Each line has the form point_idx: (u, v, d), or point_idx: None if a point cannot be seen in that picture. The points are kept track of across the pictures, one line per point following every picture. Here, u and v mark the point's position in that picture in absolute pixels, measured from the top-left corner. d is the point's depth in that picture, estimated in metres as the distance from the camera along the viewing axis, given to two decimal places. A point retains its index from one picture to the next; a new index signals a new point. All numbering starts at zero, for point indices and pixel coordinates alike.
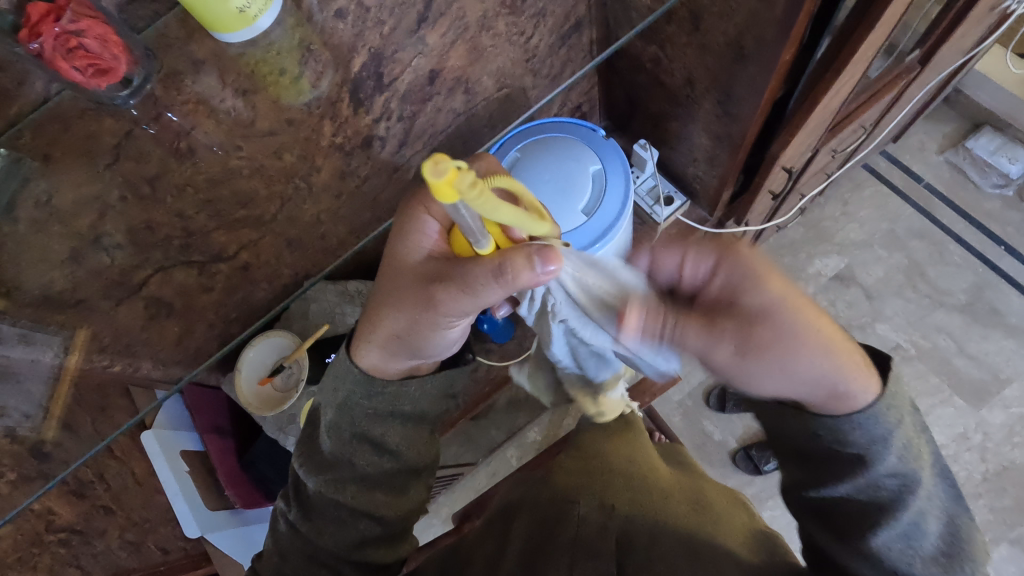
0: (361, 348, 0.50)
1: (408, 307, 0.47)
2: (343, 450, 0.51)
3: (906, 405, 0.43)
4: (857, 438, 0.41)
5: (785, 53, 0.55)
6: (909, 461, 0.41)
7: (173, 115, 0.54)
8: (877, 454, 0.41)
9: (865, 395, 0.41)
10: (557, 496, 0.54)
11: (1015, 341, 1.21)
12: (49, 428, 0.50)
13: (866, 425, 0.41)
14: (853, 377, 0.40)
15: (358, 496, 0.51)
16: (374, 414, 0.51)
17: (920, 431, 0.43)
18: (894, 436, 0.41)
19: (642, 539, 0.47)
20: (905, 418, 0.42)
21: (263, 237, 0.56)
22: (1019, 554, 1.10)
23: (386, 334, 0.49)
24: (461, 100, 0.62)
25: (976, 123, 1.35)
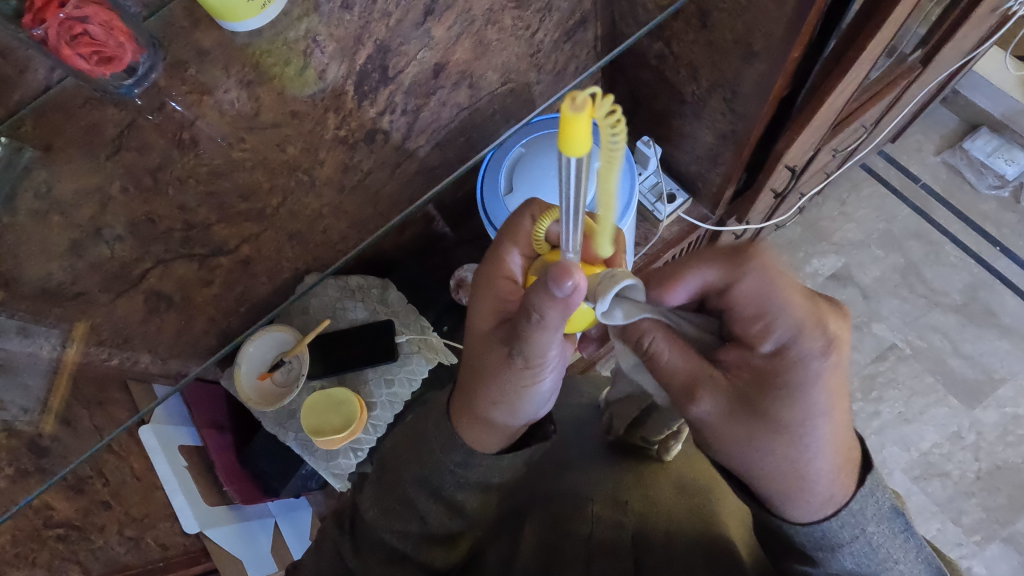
0: (459, 435, 0.49)
1: (496, 371, 0.46)
2: (410, 502, 0.51)
3: (878, 511, 0.41)
4: (816, 538, 0.41)
5: (794, 50, 0.55)
6: (871, 564, 0.41)
7: (176, 104, 0.54)
8: (836, 556, 0.41)
9: (838, 496, 0.40)
10: (571, 493, 0.59)
11: (1009, 341, 1.22)
12: (48, 421, 0.49)
13: (830, 534, 0.41)
14: (831, 476, 0.40)
15: (418, 548, 0.53)
16: (463, 483, 0.51)
17: (895, 536, 0.41)
18: (861, 539, 0.41)
19: (659, 538, 0.50)
20: (880, 524, 0.41)
21: (265, 230, 0.53)
22: (1012, 553, 1.11)
23: (480, 410, 0.48)
24: (466, 95, 0.58)
25: (973, 124, 1.35)
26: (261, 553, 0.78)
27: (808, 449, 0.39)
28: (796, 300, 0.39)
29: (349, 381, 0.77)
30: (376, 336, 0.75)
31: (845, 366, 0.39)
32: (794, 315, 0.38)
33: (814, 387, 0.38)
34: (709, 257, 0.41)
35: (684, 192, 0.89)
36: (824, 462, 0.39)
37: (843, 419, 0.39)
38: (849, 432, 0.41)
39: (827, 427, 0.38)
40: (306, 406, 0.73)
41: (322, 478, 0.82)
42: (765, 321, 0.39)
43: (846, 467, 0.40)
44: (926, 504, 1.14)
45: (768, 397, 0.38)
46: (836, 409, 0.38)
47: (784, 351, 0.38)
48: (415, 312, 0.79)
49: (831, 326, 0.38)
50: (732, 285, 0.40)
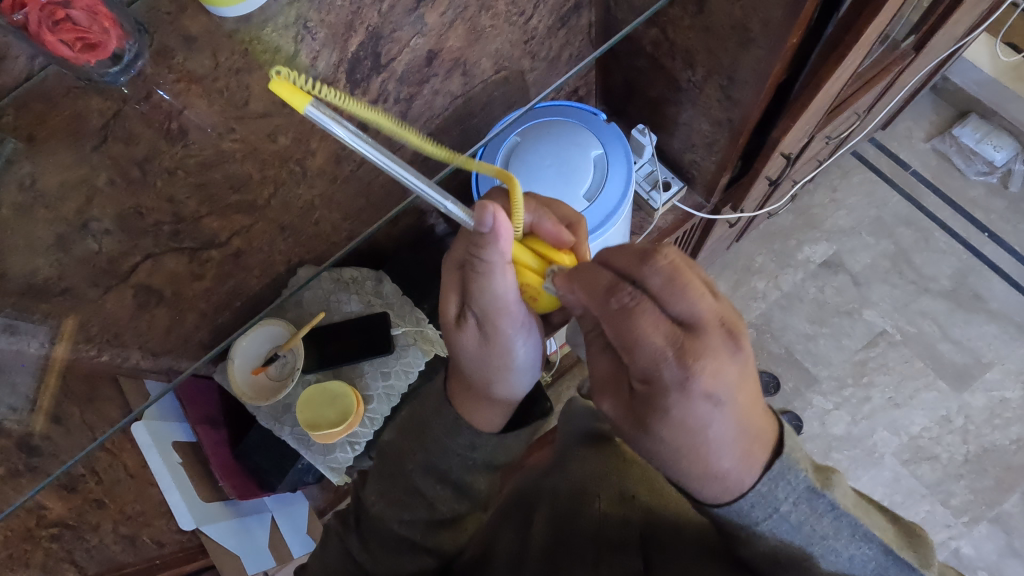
0: (461, 415, 0.51)
1: (472, 351, 0.50)
2: (418, 491, 0.53)
3: (792, 492, 0.40)
4: (741, 522, 0.41)
5: (791, 36, 0.54)
6: (796, 540, 0.41)
7: (164, 93, 0.51)
8: (757, 534, 0.41)
9: (747, 481, 0.39)
10: (576, 488, 0.56)
11: (997, 325, 1.24)
12: (38, 420, 0.47)
13: (743, 513, 0.41)
14: (741, 471, 0.39)
15: (427, 535, 0.54)
16: (471, 464, 0.53)
17: (819, 514, 0.40)
18: (777, 518, 0.40)
19: (665, 536, 0.49)
20: (798, 503, 0.40)
21: (256, 222, 0.54)
22: (999, 533, 1.13)
23: (477, 385, 0.52)
24: (458, 83, 0.60)
25: (962, 110, 1.36)
26: (257, 546, 0.79)
27: (715, 457, 0.38)
28: (653, 329, 0.36)
29: (345, 373, 0.76)
30: (372, 329, 0.75)
31: (737, 383, 0.36)
32: (685, 338, 0.35)
33: (680, 416, 0.36)
34: (621, 256, 0.38)
35: (679, 180, 0.89)
36: (731, 463, 0.38)
37: (743, 425, 0.37)
38: (760, 418, 0.39)
39: (725, 431, 0.37)
40: (302, 400, 0.73)
41: (316, 470, 0.83)
42: (628, 346, 0.37)
43: (754, 452, 0.39)
44: (916, 487, 1.16)
45: (650, 417, 0.38)
46: (732, 418, 0.37)
47: (653, 378, 0.37)
48: (410, 304, 0.79)
49: (695, 360, 0.35)
50: (641, 285, 0.37)
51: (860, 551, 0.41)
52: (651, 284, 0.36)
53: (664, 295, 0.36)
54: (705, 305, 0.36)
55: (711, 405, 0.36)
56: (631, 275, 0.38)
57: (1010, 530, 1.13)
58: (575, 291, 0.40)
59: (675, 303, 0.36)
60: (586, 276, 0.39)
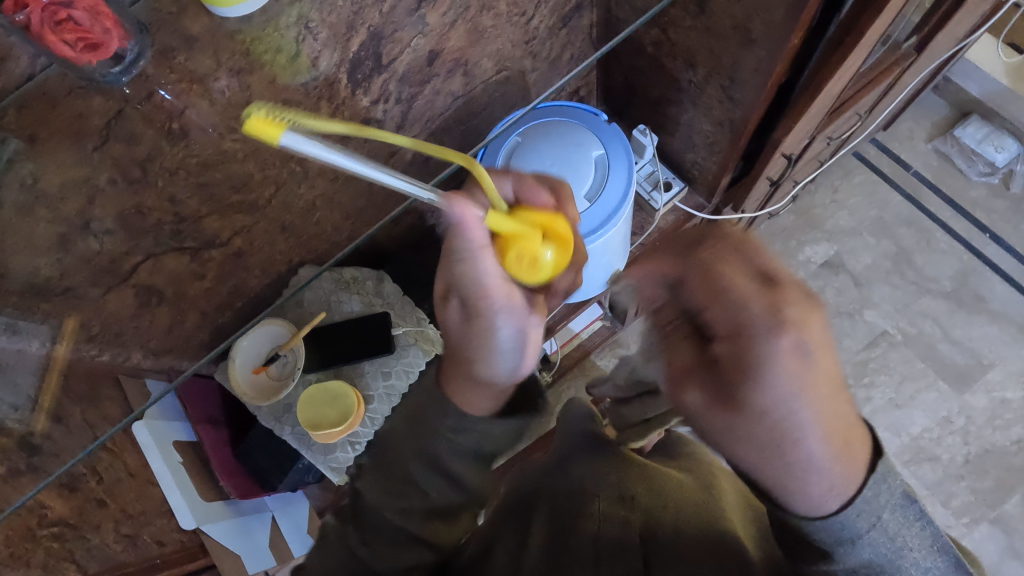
0: (446, 390, 0.58)
1: (458, 331, 0.57)
2: (411, 479, 0.56)
3: (892, 498, 0.46)
4: (835, 530, 0.46)
5: (793, 37, 0.54)
6: (887, 552, 0.45)
7: (166, 93, 0.50)
8: (856, 547, 0.45)
9: (852, 483, 0.45)
10: (575, 486, 0.57)
11: (998, 326, 1.24)
12: (40, 419, 0.47)
13: (845, 523, 0.45)
14: (835, 467, 0.43)
15: (424, 527, 0.55)
16: (457, 450, 0.57)
17: (909, 523, 0.46)
18: (866, 535, 0.45)
19: (665, 536, 0.49)
20: (894, 511, 0.46)
21: (257, 223, 0.56)
22: (999, 534, 1.13)
23: (462, 365, 0.58)
24: (459, 83, 0.61)
25: (964, 111, 1.36)
26: (258, 546, 0.79)
27: (807, 457, 0.43)
28: (739, 287, 0.41)
29: (345, 373, 0.76)
30: (372, 331, 0.76)
31: (812, 355, 0.41)
32: (773, 294, 0.41)
33: (785, 386, 0.40)
34: (686, 234, 0.46)
35: (680, 180, 0.89)
36: (817, 453, 0.42)
37: (828, 408, 0.42)
38: (848, 419, 0.44)
39: (807, 418, 0.42)
40: (303, 400, 0.73)
41: (317, 470, 0.83)
42: (718, 303, 0.42)
43: (851, 452, 0.44)
44: (917, 488, 1.16)
45: (740, 394, 0.42)
46: (810, 394, 0.41)
47: (738, 334, 0.41)
48: (411, 304, 0.79)
49: (785, 311, 0.40)
50: (707, 254, 0.44)
51: (937, 563, 0.45)
52: (764, 263, 0.43)
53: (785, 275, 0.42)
54: (774, 267, 0.43)
55: (797, 365, 0.40)
56: (754, 257, 0.43)
57: (1010, 531, 1.13)
58: (652, 267, 0.46)
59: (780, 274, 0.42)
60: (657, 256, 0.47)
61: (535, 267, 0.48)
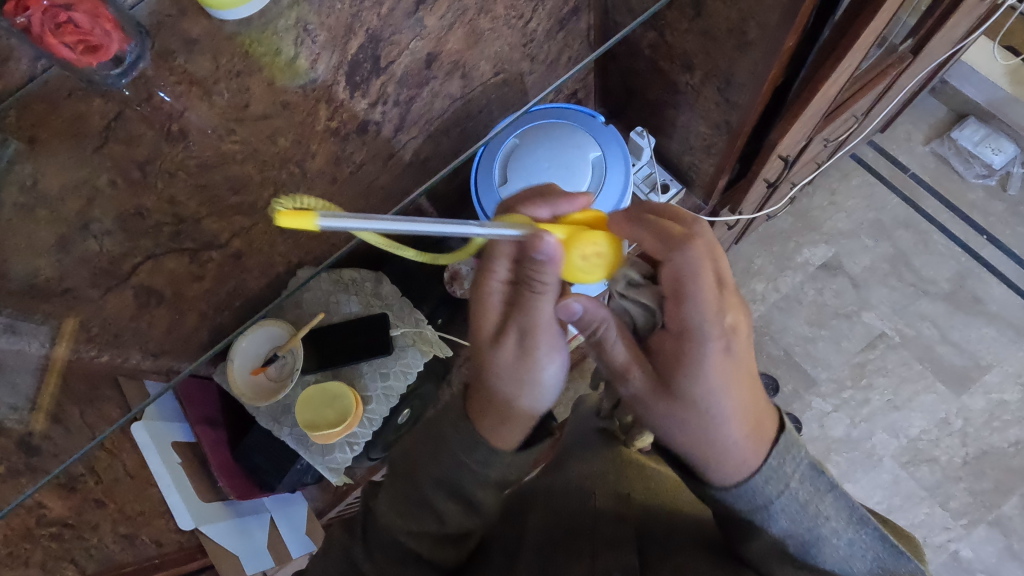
0: (481, 430, 0.50)
1: (511, 369, 0.49)
2: (428, 503, 0.52)
3: (797, 468, 0.44)
4: (748, 501, 0.44)
5: (788, 40, 0.55)
6: (803, 522, 0.43)
7: (165, 95, 0.52)
8: (770, 515, 0.44)
9: (756, 457, 0.44)
10: (573, 486, 0.58)
11: (996, 328, 1.24)
12: (38, 419, 0.47)
13: (755, 490, 0.44)
14: (749, 439, 0.44)
15: (434, 550, 0.52)
16: (483, 481, 0.52)
17: (821, 493, 0.44)
18: (776, 503, 0.44)
19: (660, 533, 0.50)
20: (803, 482, 0.44)
21: (255, 225, 0.52)
22: (998, 536, 1.13)
23: (500, 403, 0.50)
24: (457, 86, 0.61)
25: (961, 113, 1.36)
26: (258, 547, 0.78)
27: (719, 420, 0.43)
28: (697, 252, 0.44)
29: (344, 374, 0.76)
30: (372, 332, 0.76)
31: (741, 325, 0.44)
32: (722, 273, 0.45)
33: (709, 331, 0.43)
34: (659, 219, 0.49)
35: (678, 182, 0.90)
36: (735, 432, 0.43)
37: (744, 379, 0.44)
38: (763, 404, 0.46)
39: (728, 406, 0.44)
40: (301, 401, 0.73)
41: (316, 471, 0.83)
42: (679, 292, 0.44)
43: (762, 423, 0.45)
44: (915, 489, 1.16)
45: (682, 355, 0.44)
46: (735, 375, 0.44)
47: (680, 281, 0.44)
48: (409, 305, 0.79)
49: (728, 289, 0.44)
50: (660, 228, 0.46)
51: (860, 537, 0.43)
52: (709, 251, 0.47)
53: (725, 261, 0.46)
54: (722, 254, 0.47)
55: (721, 321, 0.44)
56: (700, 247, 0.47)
57: (1009, 533, 1.13)
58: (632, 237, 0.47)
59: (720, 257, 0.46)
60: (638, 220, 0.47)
61: (599, 265, 0.48)
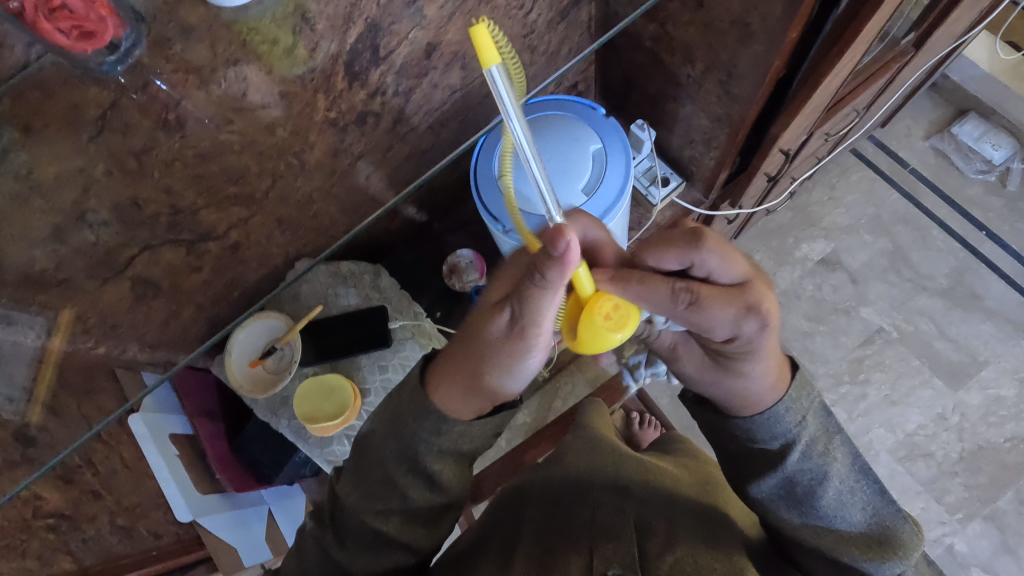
0: (431, 392, 0.52)
1: (497, 344, 0.48)
2: (391, 481, 0.53)
3: (811, 405, 0.51)
4: (771, 429, 0.49)
5: (791, 32, 0.54)
6: (816, 461, 0.49)
7: (161, 84, 0.50)
8: (790, 449, 0.49)
9: (771, 400, 0.49)
10: (571, 477, 0.57)
11: (993, 324, 1.24)
12: (35, 411, 0.47)
13: (776, 419, 0.49)
14: (768, 391, 0.49)
15: (400, 530, 0.53)
16: (438, 451, 0.53)
17: (829, 434, 0.51)
18: (799, 434, 0.49)
19: (660, 527, 0.49)
20: (815, 419, 0.51)
21: (253, 216, 0.55)
22: (993, 530, 1.14)
23: (470, 372, 0.50)
24: (457, 77, 0.60)
25: (962, 109, 1.36)
26: (254, 540, 0.78)
27: (744, 377, 0.48)
28: (722, 299, 0.44)
29: (342, 367, 0.76)
30: (369, 324, 0.75)
31: (776, 326, 0.47)
32: (749, 294, 0.45)
33: (740, 345, 0.46)
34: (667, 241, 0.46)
35: (678, 176, 0.89)
36: (761, 385, 0.48)
37: (771, 363, 0.48)
38: (784, 363, 0.50)
39: (760, 365, 0.48)
40: (299, 394, 0.73)
41: (314, 465, 0.83)
42: (704, 327, 0.45)
43: (780, 377, 0.49)
44: (911, 484, 1.17)
45: (734, 360, 0.48)
46: (765, 356, 0.47)
47: (719, 331, 0.45)
48: (407, 298, 0.80)
49: (758, 309, 0.44)
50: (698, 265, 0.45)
51: (860, 485, 0.50)
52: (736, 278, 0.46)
53: (750, 284, 0.46)
54: (750, 273, 0.46)
55: (757, 334, 0.45)
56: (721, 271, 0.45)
57: (1004, 527, 1.13)
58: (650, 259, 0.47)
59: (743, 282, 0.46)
60: (641, 279, 0.45)
61: (622, 321, 0.45)
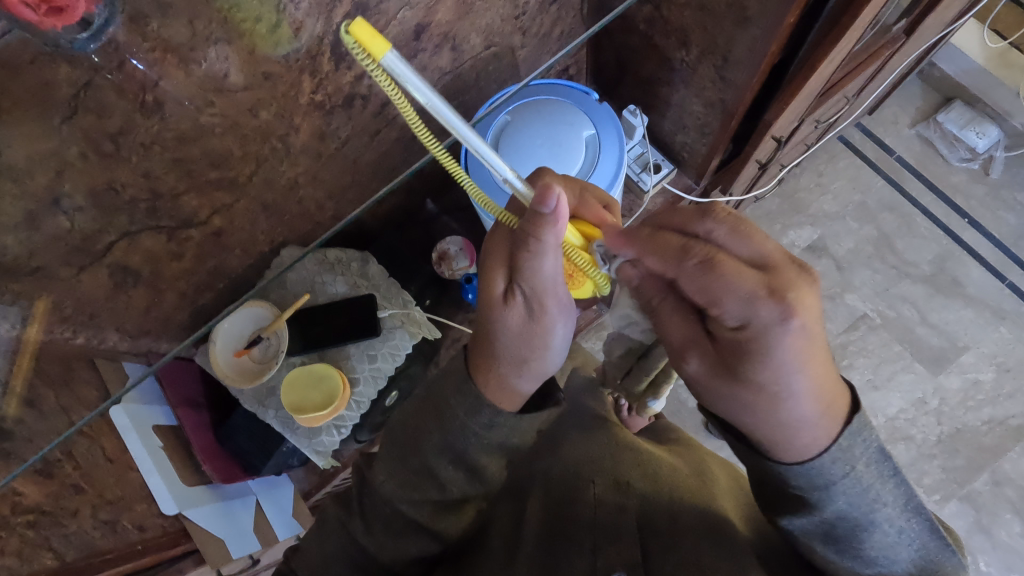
0: (484, 394, 0.49)
1: (521, 331, 0.49)
2: (431, 471, 0.52)
3: (866, 453, 0.42)
4: (811, 479, 0.42)
5: (788, 17, 0.53)
6: (861, 506, 0.42)
7: (138, 63, 0.46)
8: (831, 496, 0.42)
9: (824, 441, 0.41)
10: (571, 473, 0.60)
11: (973, 310, 1.26)
12: (11, 403, 0.45)
13: (822, 473, 0.42)
14: (818, 424, 0.41)
15: (433, 515, 0.54)
16: (488, 446, 0.51)
17: (883, 480, 0.43)
18: (843, 484, 0.42)
19: (662, 521, 0.51)
20: (870, 466, 0.42)
21: (238, 200, 0.54)
22: (968, 510, 1.17)
23: (511, 364, 0.50)
24: (447, 59, 0.59)
25: (947, 97, 1.37)
26: (242, 530, 0.77)
27: (786, 403, 0.40)
28: (741, 275, 0.38)
29: (330, 356, 0.75)
30: (359, 311, 0.74)
31: (818, 328, 0.38)
32: (770, 279, 0.38)
33: (780, 354, 0.38)
34: (678, 217, 0.43)
35: (669, 162, 0.88)
36: (806, 411, 0.40)
37: (821, 378, 0.40)
38: (835, 380, 0.41)
39: (805, 383, 0.39)
40: (286, 383, 0.71)
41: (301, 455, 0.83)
42: (715, 300, 0.39)
43: (835, 406, 0.41)
44: None
45: (743, 365, 0.40)
46: (812, 366, 0.39)
47: (748, 323, 0.38)
48: (396, 286, 0.79)
49: (785, 296, 0.37)
50: (706, 236, 0.41)
51: (911, 525, 0.43)
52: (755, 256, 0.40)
53: (780, 274, 0.38)
54: (773, 250, 0.40)
55: (791, 340, 0.38)
56: (728, 245, 0.41)
57: (979, 507, 1.17)
58: (642, 253, 0.43)
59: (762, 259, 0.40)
60: (649, 236, 0.43)
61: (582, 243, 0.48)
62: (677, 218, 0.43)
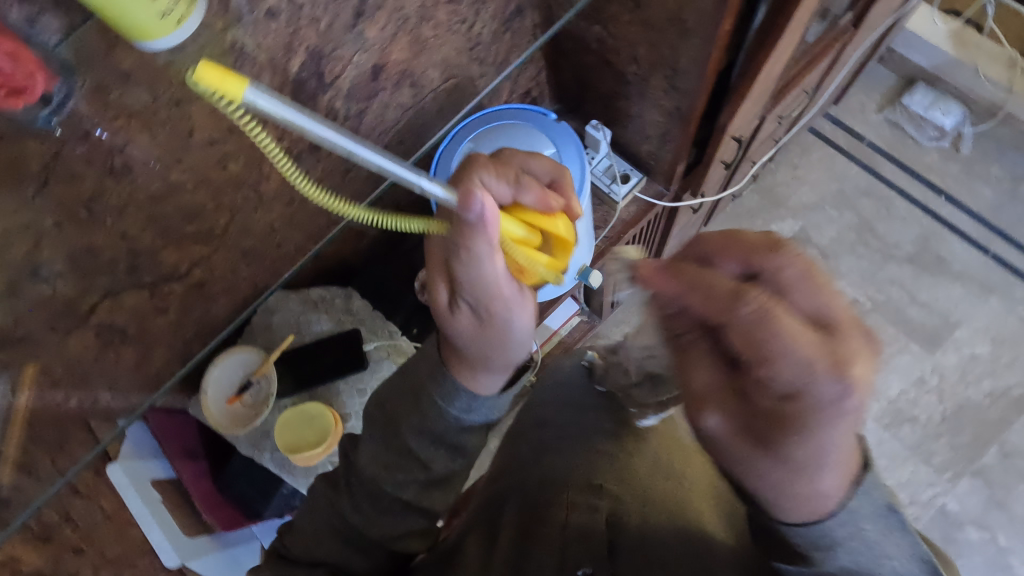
0: (460, 381, 0.53)
1: (476, 334, 0.51)
2: (410, 452, 0.54)
3: (869, 509, 0.42)
4: (814, 536, 0.42)
5: (724, 24, 0.55)
6: (866, 560, 0.41)
7: (103, 132, 0.44)
8: (833, 554, 0.42)
9: (834, 498, 0.41)
10: (543, 479, 0.57)
11: (961, 286, 1.28)
12: (5, 471, 0.46)
13: (827, 533, 0.42)
14: (832, 482, 0.40)
15: (420, 495, 0.55)
16: (463, 428, 0.54)
17: (889, 532, 0.42)
18: (847, 544, 0.41)
19: (634, 524, 0.49)
20: (875, 521, 0.42)
21: (216, 251, 0.58)
22: (981, 487, 1.16)
23: (476, 360, 0.53)
24: (408, 95, 0.62)
25: (910, 80, 1.40)
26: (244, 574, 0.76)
27: (815, 472, 0.39)
28: (805, 340, 0.34)
29: (319, 394, 0.76)
30: (344, 347, 0.76)
31: (872, 390, 0.35)
32: (836, 346, 0.34)
33: (816, 435, 0.36)
34: (728, 249, 0.40)
35: (638, 171, 0.90)
36: (829, 482, 0.40)
37: (860, 438, 0.38)
38: (854, 443, 0.40)
39: (840, 438, 0.37)
40: (280, 424, 0.73)
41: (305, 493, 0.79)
42: (763, 361, 0.34)
43: (848, 462, 0.40)
44: (898, 450, 1.19)
45: (780, 434, 0.37)
46: (850, 429, 0.36)
47: (797, 396, 0.35)
48: (381, 318, 0.80)
49: (852, 370, 0.34)
50: (771, 277, 0.37)
51: (916, 572, 0.41)
52: (822, 316, 0.36)
53: (847, 337, 0.35)
54: (838, 309, 0.36)
55: (852, 408, 0.35)
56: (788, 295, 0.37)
57: (991, 482, 1.16)
58: (661, 291, 0.39)
59: (819, 316, 0.36)
60: (686, 280, 0.38)
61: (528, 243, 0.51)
62: (724, 255, 0.40)
